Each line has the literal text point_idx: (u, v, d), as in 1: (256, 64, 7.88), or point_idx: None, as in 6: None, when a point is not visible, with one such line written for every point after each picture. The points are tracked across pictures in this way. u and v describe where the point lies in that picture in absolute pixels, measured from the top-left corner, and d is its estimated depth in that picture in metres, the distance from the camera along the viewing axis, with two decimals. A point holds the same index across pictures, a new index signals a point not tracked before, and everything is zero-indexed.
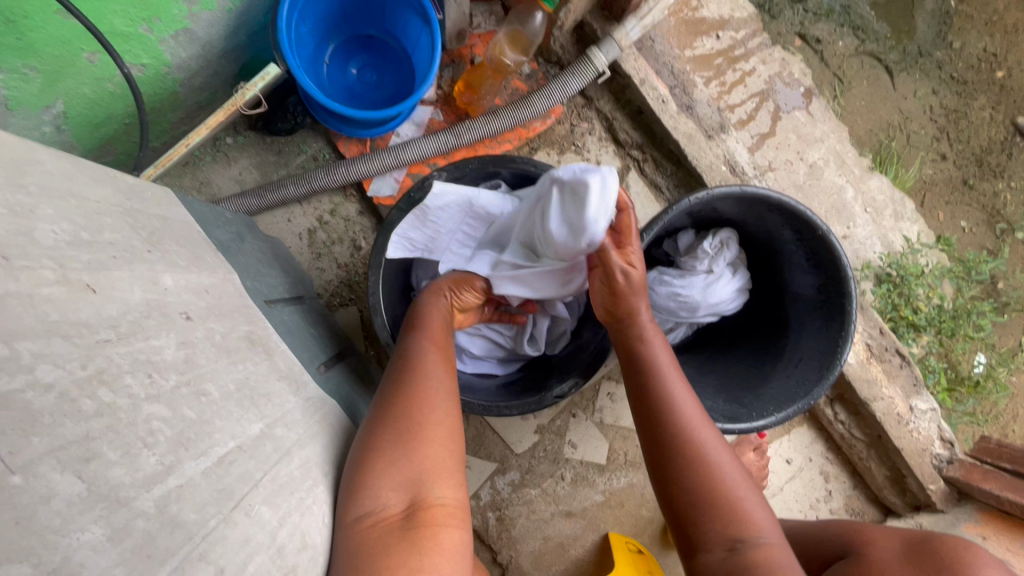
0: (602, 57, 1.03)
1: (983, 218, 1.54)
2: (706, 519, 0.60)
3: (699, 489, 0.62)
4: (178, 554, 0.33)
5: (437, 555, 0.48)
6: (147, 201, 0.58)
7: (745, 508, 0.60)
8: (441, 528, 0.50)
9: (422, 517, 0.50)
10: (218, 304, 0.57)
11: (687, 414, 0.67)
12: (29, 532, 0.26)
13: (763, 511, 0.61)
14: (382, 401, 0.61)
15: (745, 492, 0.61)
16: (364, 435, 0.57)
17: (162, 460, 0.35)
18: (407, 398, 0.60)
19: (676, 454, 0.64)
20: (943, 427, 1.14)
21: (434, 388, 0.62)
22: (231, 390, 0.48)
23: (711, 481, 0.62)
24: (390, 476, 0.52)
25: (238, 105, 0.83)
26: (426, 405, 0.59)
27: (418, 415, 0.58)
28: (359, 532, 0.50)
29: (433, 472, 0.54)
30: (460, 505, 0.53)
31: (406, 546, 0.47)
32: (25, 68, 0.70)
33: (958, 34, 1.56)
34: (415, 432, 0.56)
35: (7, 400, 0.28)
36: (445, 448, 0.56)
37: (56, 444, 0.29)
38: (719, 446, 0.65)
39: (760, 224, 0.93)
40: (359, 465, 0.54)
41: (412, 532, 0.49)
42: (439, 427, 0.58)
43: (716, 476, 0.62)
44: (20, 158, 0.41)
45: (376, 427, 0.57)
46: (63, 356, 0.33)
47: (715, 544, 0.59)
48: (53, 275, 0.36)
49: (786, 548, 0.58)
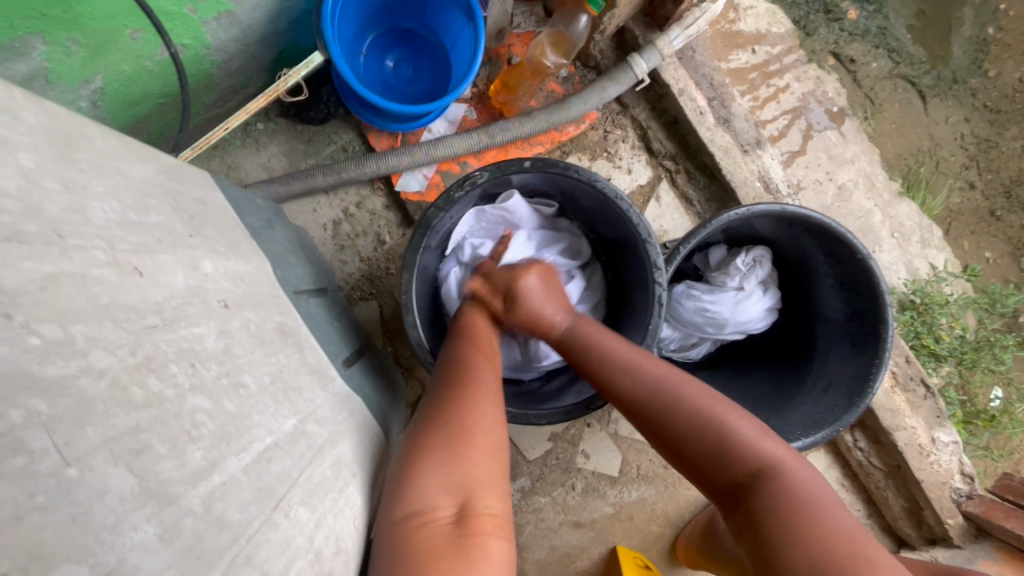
0: (643, 64, 1.02)
1: (1008, 250, 1.52)
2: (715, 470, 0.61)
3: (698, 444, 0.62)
4: (225, 557, 0.31)
5: (486, 565, 0.46)
6: (187, 183, 0.57)
7: (746, 441, 0.60)
8: (489, 537, 0.48)
9: (471, 524, 0.48)
10: (254, 293, 0.56)
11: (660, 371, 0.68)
12: (85, 531, 0.24)
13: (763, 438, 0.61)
14: (435, 407, 0.60)
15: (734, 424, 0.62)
16: (415, 437, 0.57)
17: (207, 455, 0.34)
18: (458, 403, 0.59)
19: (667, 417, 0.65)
20: (963, 461, 1.12)
21: (481, 391, 0.62)
22: (266, 383, 0.47)
23: (703, 428, 0.62)
24: (441, 479, 0.51)
25: (278, 92, 0.81)
26: (475, 412, 0.59)
27: (468, 425, 0.57)
28: (405, 533, 0.48)
29: (481, 480, 0.52)
30: (506, 517, 0.52)
31: (455, 549, 0.46)
32: (68, 41, 0.69)
33: (994, 62, 1.54)
34: (465, 440, 0.55)
35: (63, 386, 0.27)
36: (494, 457, 0.56)
37: (109, 435, 0.27)
38: (694, 391, 0.65)
39: (795, 244, 0.91)
40: (411, 466, 0.53)
41: (461, 537, 0.47)
42: (487, 434, 0.57)
43: (702, 435, 0.62)
44: (72, 133, 0.40)
45: (426, 432, 0.57)
46: (114, 341, 0.32)
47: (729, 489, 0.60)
48: (104, 256, 0.35)
49: (806, 477, 0.58)
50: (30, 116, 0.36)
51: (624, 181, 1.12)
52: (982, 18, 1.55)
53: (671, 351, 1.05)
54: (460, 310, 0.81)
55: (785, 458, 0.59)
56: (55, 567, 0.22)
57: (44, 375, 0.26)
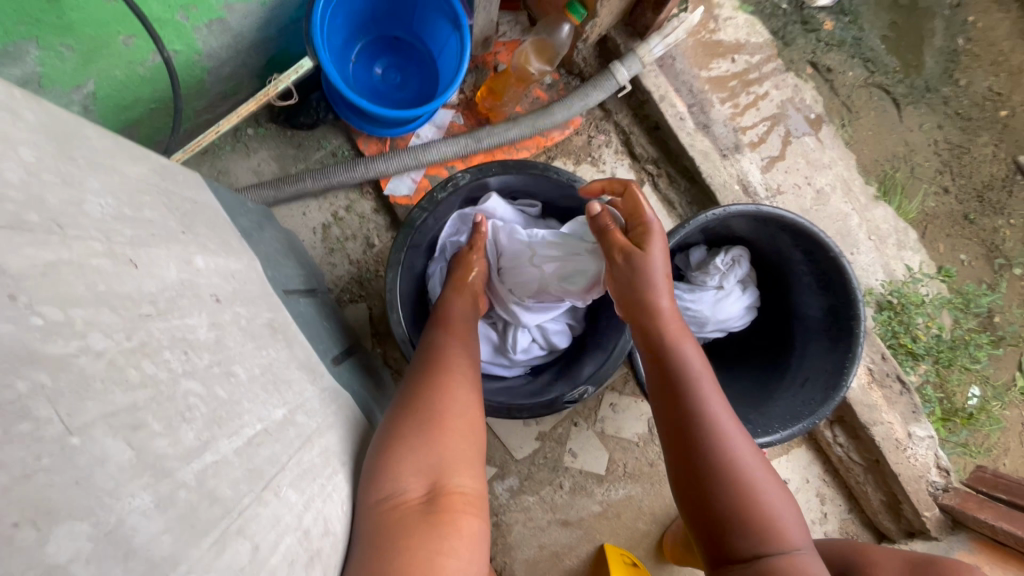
0: (624, 72, 1.05)
1: (982, 253, 1.57)
2: (743, 535, 0.60)
3: (732, 507, 0.61)
4: (218, 527, 0.32)
5: (457, 540, 0.49)
6: (179, 182, 0.58)
7: (779, 521, 0.61)
8: (461, 514, 0.51)
9: (443, 503, 0.51)
10: (244, 289, 0.58)
11: (726, 428, 0.65)
12: (88, 493, 0.25)
13: (795, 524, 0.62)
14: (407, 392, 0.62)
15: (776, 505, 0.62)
16: (389, 420, 0.58)
17: (199, 435, 0.35)
18: (430, 388, 0.61)
19: (715, 474, 0.63)
20: (940, 455, 1.15)
21: (455, 375, 0.64)
22: (256, 373, 0.49)
23: (744, 495, 0.61)
24: (413, 461, 0.53)
25: (269, 96, 0.83)
26: (447, 396, 0.60)
27: (440, 408, 0.59)
28: (380, 515, 0.50)
29: (453, 461, 0.55)
30: (477, 495, 0.55)
31: (429, 528, 0.49)
32: (61, 46, 0.70)
33: (964, 72, 1.60)
34: (438, 423, 0.57)
35: (64, 364, 0.28)
36: (466, 439, 0.58)
37: (107, 410, 0.29)
38: (751, 461, 0.63)
39: (772, 243, 0.94)
40: (384, 449, 0.54)
41: (432, 516, 0.50)
42: (460, 417, 0.59)
43: (746, 508, 0.61)
44: (69, 132, 0.42)
45: (398, 416, 0.58)
46: (111, 326, 0.33)
47: (744, 552, 0.60)
48: (101, 247, 0.37)
49: (813, 562, 0.59)
50: (31, 114, 0.38)
51: None
52: (952, 29, 1.61)
53: None
54: (444, 291, 0.85)
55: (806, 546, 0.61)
56: (61, 522, 0.24)
57: (47, 353, 0.28)
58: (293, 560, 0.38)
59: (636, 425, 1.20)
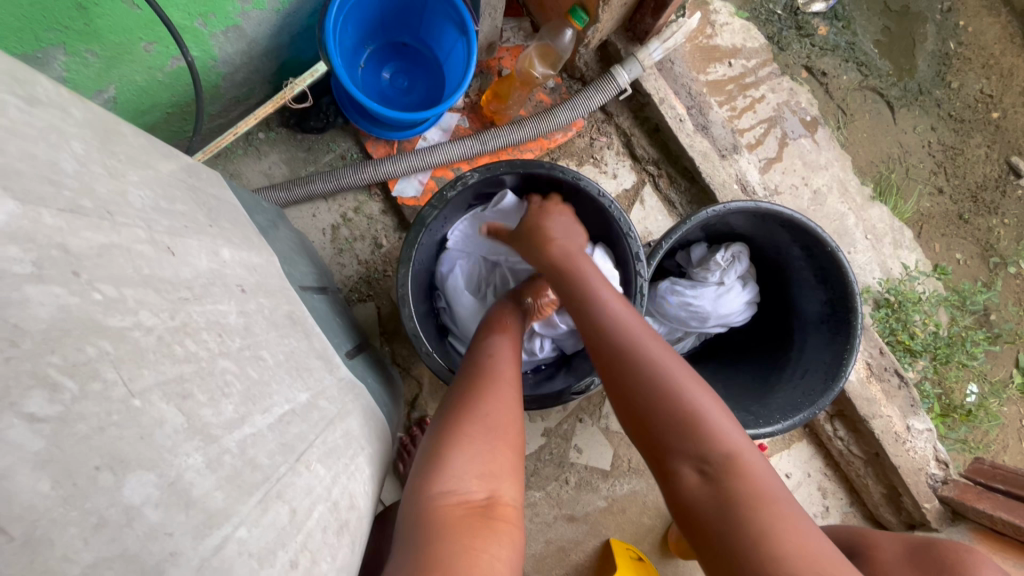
0: (624, 75, 1.09)
1: (977, 251, 1.60)
2: (678, 446, 0.59)
3: (674, 424, 0.60)
4: (260, 489, 0.35)
5: (509, 549, 0.50)
6: (203, 180, 0.61)
7: (719, 431, 0.59)
8: (512, 526, 0.53)
9: (497, 511, 0.53)
10: (265, 282, 0.60)
11: (650, 350, 0.65)
12: (151, 448, 0.28)
13: (736, 433, 0.60)
14: (466, 394, 0.64)
15: (712, 415, 0.60)
16: (447, 420, 0.61)
17: (237, 409, 0.38)
18: (490, 397, 0.63)
19: (646, 392, 0.62)
20: (938, 448, 1.17)
21: (510, 388, 0.66)
22: (281, 359, 0.51)
23: (680, 411, 0.60)
24: (477, 466, 0.55)
25: (285, 99, 0.86)
26: (505, 407, 0.63)
27: (501, 417, 0.61)
28: (439, 508, 0.51)
29: (508, 472, 0.57)
30: (524, 510, 0.56)
31: (484, 530, 0.50)
32: (86, 52, 0.73)
33: (956, 75, 1.64)
34: (497, 434, 0.59)
35: (122, 335, 0.31)
36: (517, 452, 0.60)
37: (161, 379, 0.31)
38: (684, 376, 0.63)
39: (770, 240, 0.97)
40: (448, 449, 0.56)
41: (489, 520, 0.51)
42: (515, 430, 0.62)
43: (683, 418, 0.59)
44: (109, 129, 0.44)
45: (459, 418, 0.60)
46: (157, 305, 0.36)
47: (688, 469, 0.58)
48: (144, 234, 0.39)
49: (763, 472, 0.57)
50: (77, 112, 0.40)
51: (610, 185, 1.17)
52: (943, 33, 1.65)
53: None
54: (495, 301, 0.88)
55: (750, 455, 0.58)
56: (132, 472, 0.26)
57: (108, 325, 0.30)
58: (325, 527, 0.40)
59: None
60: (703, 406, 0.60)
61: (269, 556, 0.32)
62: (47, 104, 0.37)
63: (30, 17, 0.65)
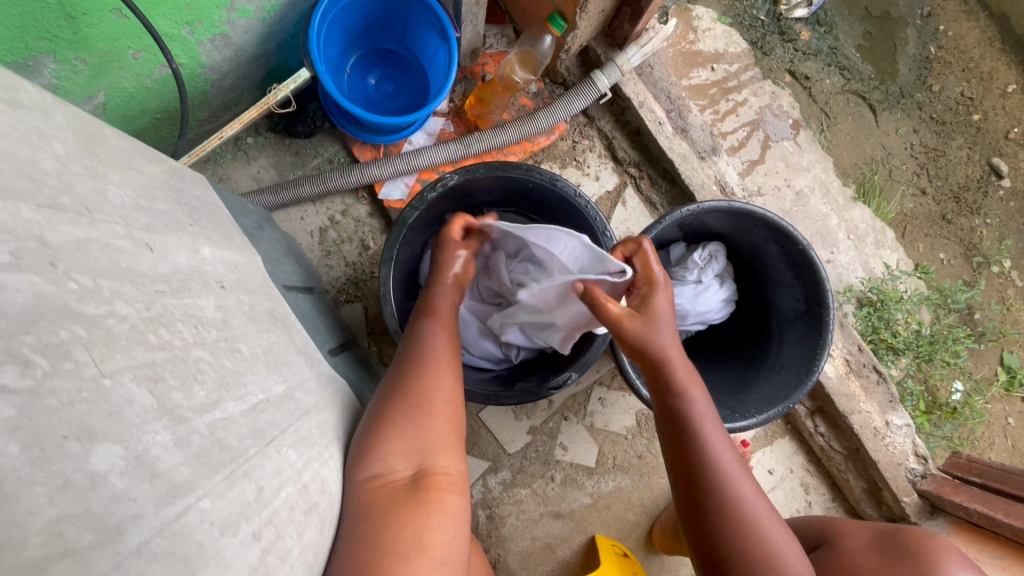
0: (604, 80, 1.12)
1: (960, 251, 1.63)
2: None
3: (752, 560, 0.67)
4: (228, 467, 0.37)
5: (441, 516, 0.53)
6: (187, 182, 0.63)
7: (789, 571, 0.67)
8: (446, 493, 0.56)
9: (428, 483, 0.55)
10: (246, 280, 0.63)
11: (744, 491, 0.70)
12: (119, 424, 0.30)
13: (803, 570, 0.68)
14: (395, 378, 0.66)
15: (786, 556, 0.68)
16: (376, 406, 0.63)
17: (210, 394, 0.40)
18: (416, 373, 0.65)
19: (734, 531, 0.69)
20: (917, 443, 1.19)
21: (433, 363, 0.67)
22: (258, 352, 0.53)
23: (756, 554, 0.67)
24: (402, 445, 0.57)
25: (268, 104, 0.88)
26: (432, 381, 0.65)
27: (426, 391, 0.63)
28: (368, 492, 0.54)
29: (437, 444, 0.60)
30: (461, 476, 0.59)
31: (414, 505, 0.53)
32: (75, 59, 0.76)
33: (938, 78, 1.67)
34: (425, 409, 0.62)
35: (96, 321, 0.33)
36: (452, 424, 0.63)
37: (133, 362, 0.33)
38: (768, 520, 0.69)
39: (746, 238, 1.00)
40: (373, 432, 0.58)
41: (418, 494, 0.54)
42: (445, 401, 0.64)
43: (756, 556, 0.67)
44: (91, 132, 0.47)
45: (386, 401, 0.62)
46: (132, 296, 0.38)
47: None
48: (122, 231, 0.41)
49: None
50: (60, 115, 0.43)
51: (592, 187, 1.20)
52: (924, 38, 1.68)
53: None
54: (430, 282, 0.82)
55: None
56: (100, 443, 0.28)
57: (82, 310, 0.32)
58: (292, 506, 0.42)
59: (624, 419, 1.24)
60: (777, 545, 0.68)
61: (233, 525, 0.35)
62: (29, 107, 0.39)
63: (21, 26, 0.67)
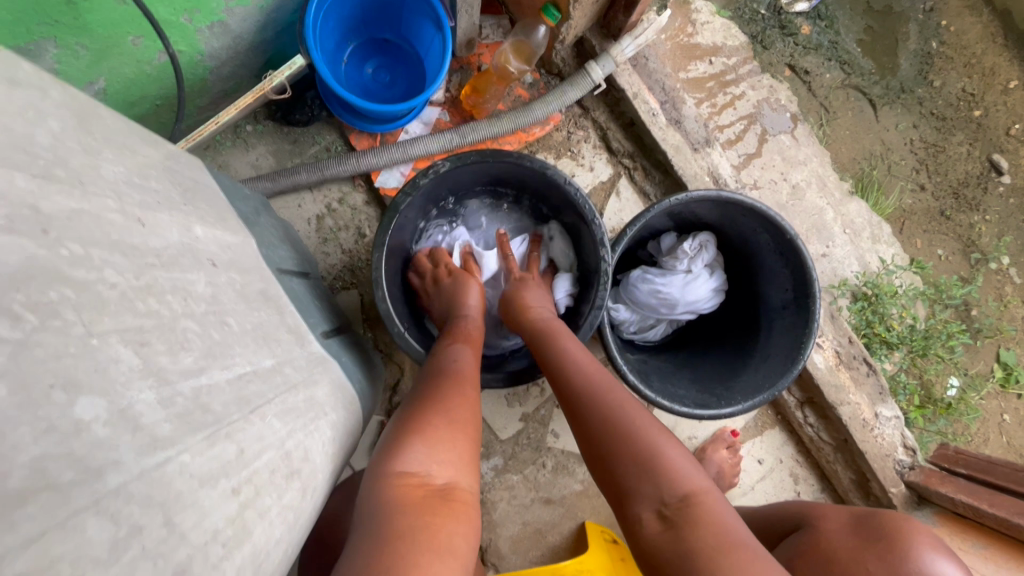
0: (599, 70, 1.12)
1: (958, 248, 1.63)
2: (637, 486, 0.61)
3: (629, 462, 0.63)
4: (210, 428, 0.39)
5: (465, 528, 0.54)
6: (182, 164, 0.65)
7: (670, 466, 0.61)
8: (469, 509, 0.57)
9: (456, 495, 0.57)
10: (239, 260, 0.64)
11: (615, 399, 0.70)
12: (105, 379, 0.32)
13: (692, 469, 0.62)
14: (433, 392, 0.69)
15: (667, 451, 0.63)
16: (413, 414, 0.65)
17: (196, 361, 0.42)
18: (453, 392, 0.69)
19: (611, 441, 0.66)
20: (906, 434, 1.20)
21: (464, 387, 0.71)
22: (247, 328, 0.55)
23: (634, 451, 0.63)
24: (439, 452, 0.59)
25: (264, 91, 0.90)
26: (466, 402, 0.68)
27: (462, 410, 0.67)
28: (399, 490, 0.55)
29: (467, 462, 0.61)
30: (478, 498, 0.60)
31: (445, 512, 0.54)
32: (76, 45, 0.78)
33: (939, 73, 1.67)
34: (461, 424, 0.65)
35: (86, 285, 0.34)
36: (478, 448, 0.65)
37: (121, 325, 0.35)
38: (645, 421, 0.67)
39: (736, 228, 1.01)
40: (412, 436, 0.60)
41: (447, 502, 0.55)
42: (474, 423, 0.67)
43: (638, 456, 0.63)
44: (87, 111, 0.48)
45: (425, 410, 0.65)
46: (122, 266, 0.40)
47: (647, 512, 0.60)
48: (114, 205, 0.43)
49: (718, 505, 0.59)
50: (57, 93, 0.44)
51: (586, 178, 1.21)
52: (926, 33, 1.68)
53: (631, 333, 1.12)
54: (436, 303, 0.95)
55: (709, 490, 0.60)
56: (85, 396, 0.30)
57: (72, 274, 0.34)
58: (273, 470, 0.44)
59: None
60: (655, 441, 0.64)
61: (212, 480, 0.37)
62: (26, 84, 0.41)
63: (22, 11, 0.69)
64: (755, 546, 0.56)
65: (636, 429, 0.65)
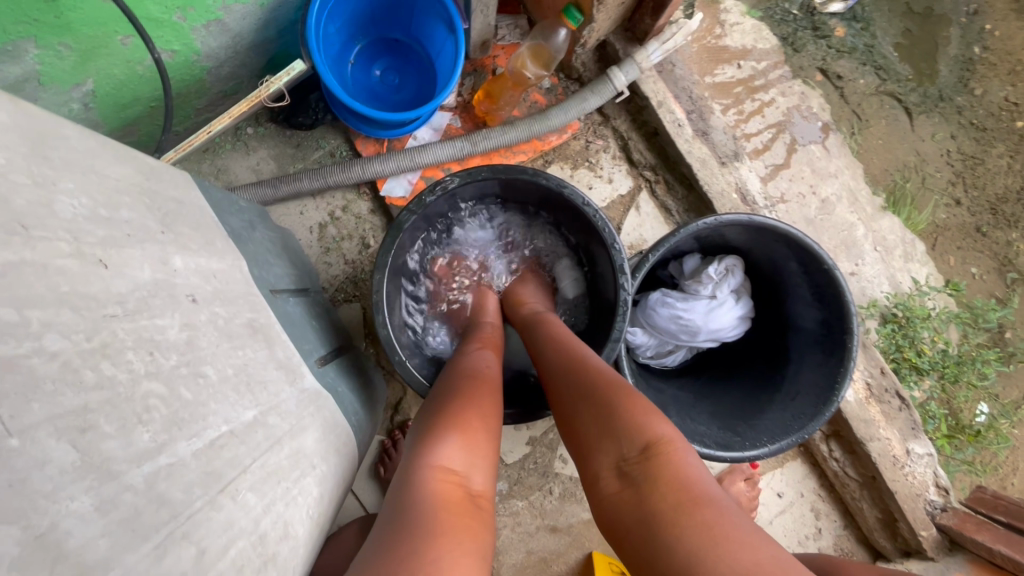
0: (622, 77, 1.05)
1: (994, 266, 1.53)
2: (598, 438, 0.55)
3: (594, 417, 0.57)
4: (161, 532, 0.35)
5: (483, 526, 0.49)
6: (164, 182, 0.59)
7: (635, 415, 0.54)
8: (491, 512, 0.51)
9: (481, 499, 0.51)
10: (226, 289, 0.58)
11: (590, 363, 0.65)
12: (21, 497, 0.27)
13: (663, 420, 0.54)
14: (454, 386, 0.64)
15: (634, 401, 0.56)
16: (440, 406, 0.60)
17: (155, 438, 0.37)
18: (474, 385, 0.64)
19: (580, 400, 0.60)
20: (939, 473, 1.12)
21: (492, 388, 0.65)
22: (228, 374, 0.49)
23: (600, 406, 0.57)
24: (465, 449, 0.54)
25: (260, 98, 0.84)
26: (492, 397, 0.63)
27: (488, 405, 0.61)
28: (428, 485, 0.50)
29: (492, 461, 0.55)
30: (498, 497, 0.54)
31: (470, 514, 0.48)
32: (59, 45, 0.72)
33: (980, 81, 1.57)
34: (487, 416, 0.59)
35: (12, 365, 0.29)
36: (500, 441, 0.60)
37: (55, 412, 0.30)
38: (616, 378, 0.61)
39: (766, 253, 0.93)
40: (433, 429, 0.56)
41: (473, 505, 0.50)
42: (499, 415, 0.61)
43: (604, 411, 0.56)
44: (45, 132, 0.42)
45: (442, 403, 0.61)
46: (71, 326, 0.34)
47: (608, 467, 0.52)
48: (68, 248, 0.37)
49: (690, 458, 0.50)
50: (5, 114, 0.38)
51: (604, 191, 1.14)
52: (968, 37, 1.57)
53: (648, 358, 1.06)
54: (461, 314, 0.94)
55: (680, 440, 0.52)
56: None
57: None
58: (243, 564, 0.40)
59: None
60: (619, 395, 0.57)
61: None
62: None
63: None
64: (727, 498, 0.47)
65: (604, 386, 0.59)
